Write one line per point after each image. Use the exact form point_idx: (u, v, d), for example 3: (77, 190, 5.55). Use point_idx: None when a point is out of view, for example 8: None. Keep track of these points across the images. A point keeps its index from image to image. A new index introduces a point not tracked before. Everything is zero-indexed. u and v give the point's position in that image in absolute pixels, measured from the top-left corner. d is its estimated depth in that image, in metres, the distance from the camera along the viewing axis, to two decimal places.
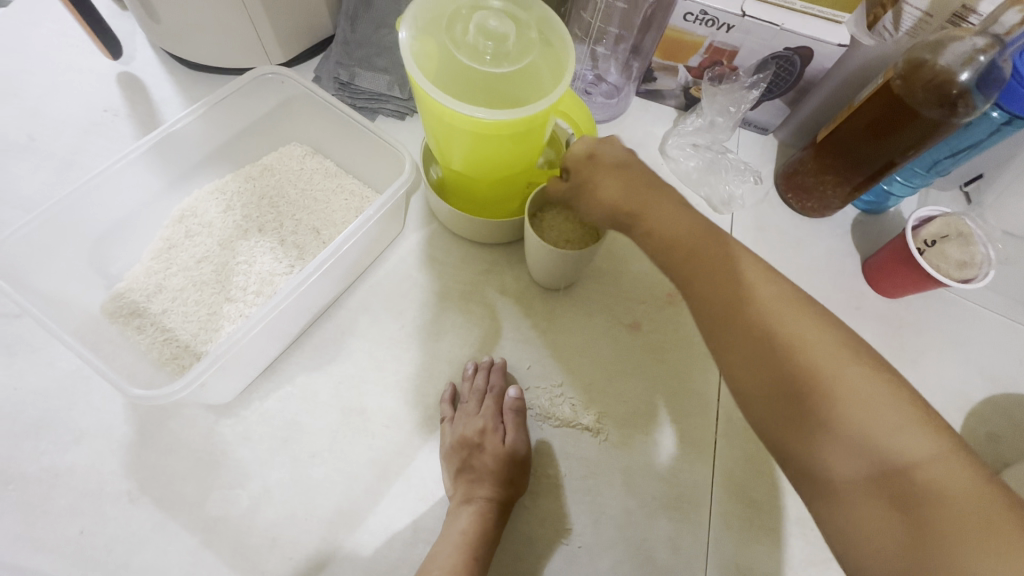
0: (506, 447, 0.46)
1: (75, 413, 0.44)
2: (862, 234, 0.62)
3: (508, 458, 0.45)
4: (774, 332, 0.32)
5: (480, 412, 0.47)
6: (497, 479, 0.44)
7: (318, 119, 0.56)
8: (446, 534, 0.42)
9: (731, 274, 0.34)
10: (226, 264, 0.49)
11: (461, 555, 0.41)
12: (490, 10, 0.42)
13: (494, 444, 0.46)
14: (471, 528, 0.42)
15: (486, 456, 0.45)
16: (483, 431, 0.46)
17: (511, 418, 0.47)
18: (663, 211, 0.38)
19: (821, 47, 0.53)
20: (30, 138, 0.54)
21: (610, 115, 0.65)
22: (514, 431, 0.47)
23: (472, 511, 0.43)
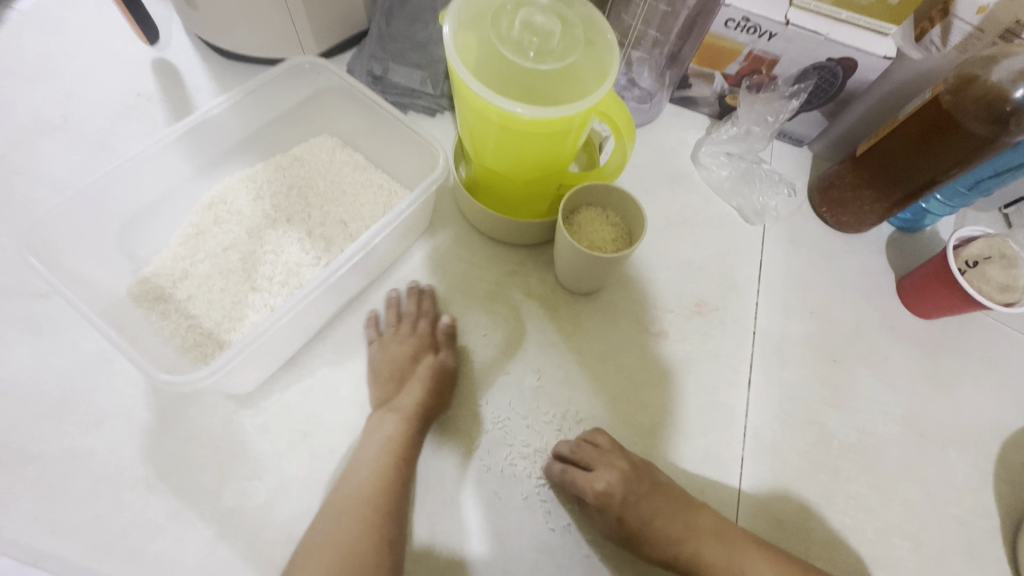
0: (437, 362, 0.47)
1: (96, 396, 0.44)
2: (897, 251, 0.61)
3: (437, 372, 0.46)
4: None
5: (396, 337, 0.48)
6: (420, 388, 0.45)
7: (351, 112, 0.56)
8: (367, 435, 0.43)
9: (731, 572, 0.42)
10: (253, 253, 0.49)
11: (374, 454, 0.42)
12: (535, 6, 0.41)
13: (426, 358, 0.47)
14: (389, 433, 0.43)
15: (414, 370, 0.46)
16: (383, 343, 0.48)
17: (443, 335, 0.48)
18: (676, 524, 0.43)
19: (865, 58, 0.52)
20: (64, 119, 0.55)
21: (643, 120, 0.64)
22: (446, 347, 0.48)
23: (396, 416, 0.44)
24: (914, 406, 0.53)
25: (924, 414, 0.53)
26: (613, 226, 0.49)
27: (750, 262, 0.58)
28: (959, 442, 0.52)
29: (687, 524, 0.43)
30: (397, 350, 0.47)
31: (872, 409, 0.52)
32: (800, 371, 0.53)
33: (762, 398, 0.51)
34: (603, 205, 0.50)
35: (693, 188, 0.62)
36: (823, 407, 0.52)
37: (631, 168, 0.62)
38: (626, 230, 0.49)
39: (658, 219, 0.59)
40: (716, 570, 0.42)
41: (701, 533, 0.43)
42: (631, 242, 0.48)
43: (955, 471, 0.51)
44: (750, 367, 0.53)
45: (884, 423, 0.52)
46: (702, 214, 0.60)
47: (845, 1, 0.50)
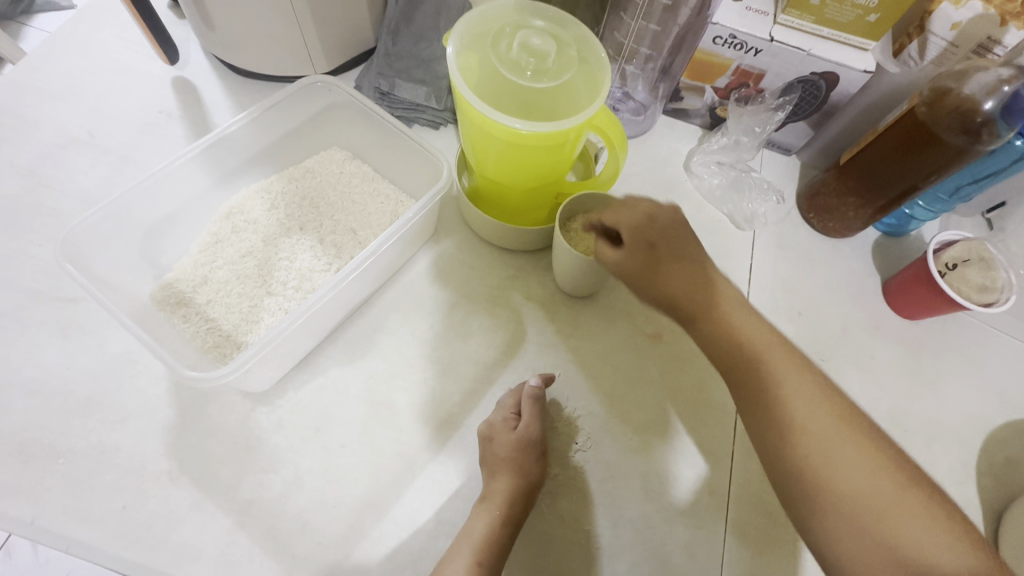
0: (516, 434, 0.46)
1: (121, 395, 0.47)
2: (882, 255, 0.63)
3: (518, 445, 0.45)
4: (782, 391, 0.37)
5: (528, 413, 0.47)
6: (509, 471, 0.44)
7: (359, 126, 0.59)
8: (460, 540, 0.42)
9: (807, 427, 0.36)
10: (269, 259, 0.51)
11: (467, 560, 0.41)
12: (532, 28, 0.44)
13: (505, 433, 0.46)
14: (481, 529, 0.42)
15: (497, 448, 0.46)
16: (492, 428, 0.47)
17: (528, 407, 0.47)
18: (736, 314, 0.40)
19: (846, 72, 0.55)
20: (90, 134, 0.58)
21: (637, 131, 0.67)
22: (526, 420, 0.47)
23: (486, 512, 0.43)
24: (899, 403, 0.55)
25: (909, 410, 0.55)
26: None
27: (741, 266, 0.61)
28: (943, 438, 0.54)
29: (693, 275, 0.40)
30: (505, 422, 0.47)
31: (858, 406, 0.55)
32: None
33: None
34: None
35: (685, 196, 0.64)
36: None
37: (626, 177, 0.65)
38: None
39: None
40: (717, 353, 0.40)
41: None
42: None
43: (939, 465, 0.53)
44: None
45: (870, 420, 0.54)
46: (694, 220, 0.63)
47: (826, 19, 0.53)
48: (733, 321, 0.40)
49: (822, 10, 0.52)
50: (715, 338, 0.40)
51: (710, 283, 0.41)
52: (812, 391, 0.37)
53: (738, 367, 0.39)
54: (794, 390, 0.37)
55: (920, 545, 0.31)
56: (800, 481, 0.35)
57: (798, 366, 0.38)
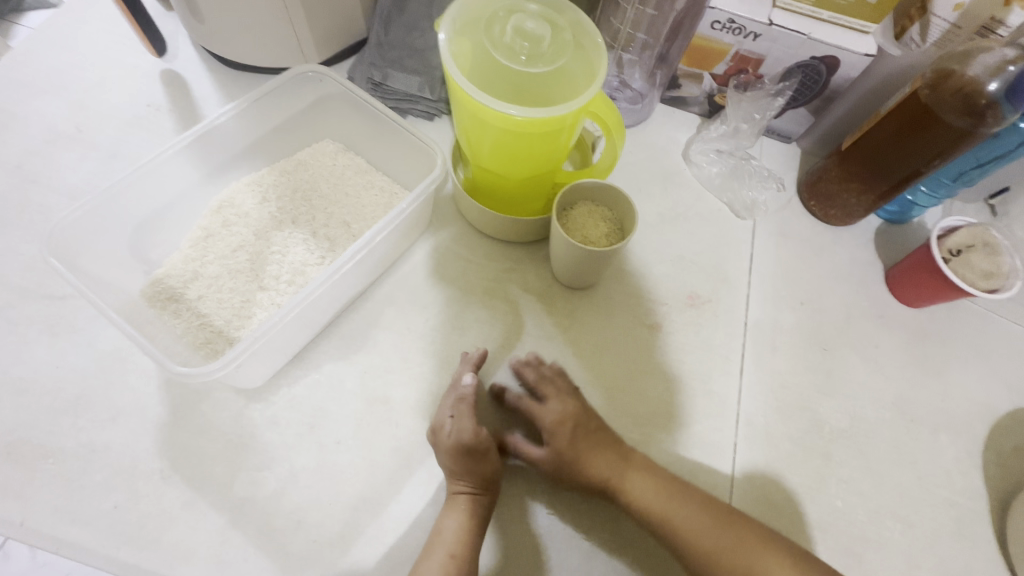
0: (453, 439, 0.44)
1: (112, 392, 0.46)
2: (885, 243, 0.62)
3: (456, 450, 0.43)
4: (710, 550, 0.42)
5: (461, 412, 0.45)
6: (462, 472, 0.43)
7: (352, 117, 0.58)
8: (433, 541, 0.41)
9: (656, 514, 0.43)
10: (260, 253, 0.50)
11: (442, 558, 0.40)
12: (525, 12, 0.43)
13: (447, 436, 0.44)
14: (455, 529, 0.42)
15: (444, 452, 0.44)
16: (438, 423, 0.45)
17: (458, 407, 0.45)
18: (643, 482, 0.44)
19: (847, 56, 0.54)
20: (76, 129, 0.57)
21: (634, 120, 0.66)
22: (462, 421, 0.44)
23: (456, 511, 0.42)
24: (904, 392, 0.55)
25: (914, 399, 0.54)
26: (606, 222, 0.51)
27: (742, 255, 0.60)
28: (949, 427, 0.53)
29: (618, 459, 0.45)
30: (443, 424, 0.45)
31: (862, 395, 0.54)
32: (791, 359, 0.55)
33: (754, 385, 0.53)
34: (597, 201, 0.52)
35: (684, 185, 0.63)
36: (814, 394, 0.53)
37: (624, 167, 0.64)
38: (620, 226, 0.51)
39: (650, 215, 0.61)
40: (641, 507, 0.44)
41: (631, 468, 0.45)
42: (624, 237, 0.50)
43: (945, 454, 0.52)
44: (742, 357, 0.54)
45: (874, 410, 0.53)
46: (694, 210, 0.62)
47: (826, 2, 0.52)
48: (650, 488, 0.44)
49: None
50: (640, 511, 0.44)
51: (627, 460, 0.45)
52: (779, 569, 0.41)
53: (666, 538, 0.43)
54: (750, 559, 0.41)
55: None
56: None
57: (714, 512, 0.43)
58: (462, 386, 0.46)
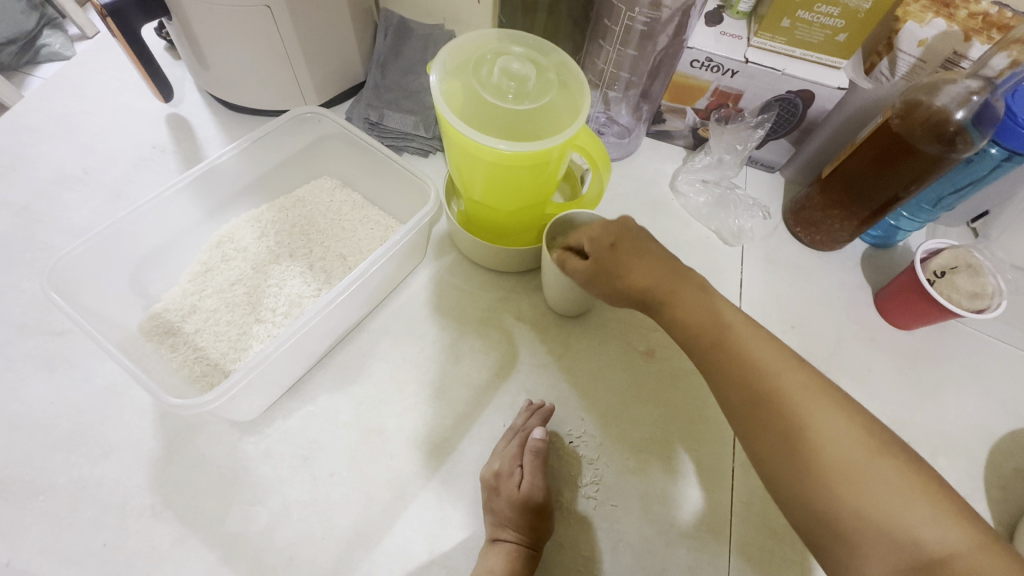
0: (520, 493, 0.43)
1: (106, 428, 0.46)
2: (871, 267, 0.63)
3: (522, 505, 0.43)
4: (777, 392, 0.34)
5: (529, 464, 0.45)
6: (517, 525, 0.42)
7: (349, 155, 0.60)
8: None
9: (707, 332, 0.38)
10: (258, 287, 0.52)
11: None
12: (512, 55, 0.46)
13: (509, 488, 0.44)
14: (499, 564, 0.41)
15: (502, 502, 0.43)
16: (498, 468, 0.45)
17: (530, 461, 0.45)
18: (690, 299, 0.39)
19: (820, 90, 0.56)
20: (84, 170, 0.59)
21: (621, 154, 0.69)
22: (531, 475, 0.44)
23: (502, 551, 0.41)
24: (899, 414, 0.55)
25: (910, 422, 0.54)
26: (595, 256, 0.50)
27: (731, 281, 0.61)
28: (947, 449, 0.53)
29: (659, 274, 0.40)
30: (511, 473, 0.44)
31: None
32: None
33: None
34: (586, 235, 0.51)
35: (672, 214, 0.65)
36: None
37: (613, 198, 0.66)
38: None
39: None
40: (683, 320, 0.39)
41: (681, 285, 0.40)
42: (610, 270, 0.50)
43: (945, 477, 0.52)
44: None
45: None
46: (682, 238, 0.63)
47: (796, 40, 0.55)
48: (701, 301, 0.39)
49: (791, 32, 0.54)
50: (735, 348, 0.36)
51: (677, 277, 0.40)
52: (840, 433, 0.32)
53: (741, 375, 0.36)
54: (761, 351, 0.36)
55: (890, 497, 0.30)
56: (807, 459, 0.32)
57: (802, 384, 0.34)
58: (533, 439, 0.46)
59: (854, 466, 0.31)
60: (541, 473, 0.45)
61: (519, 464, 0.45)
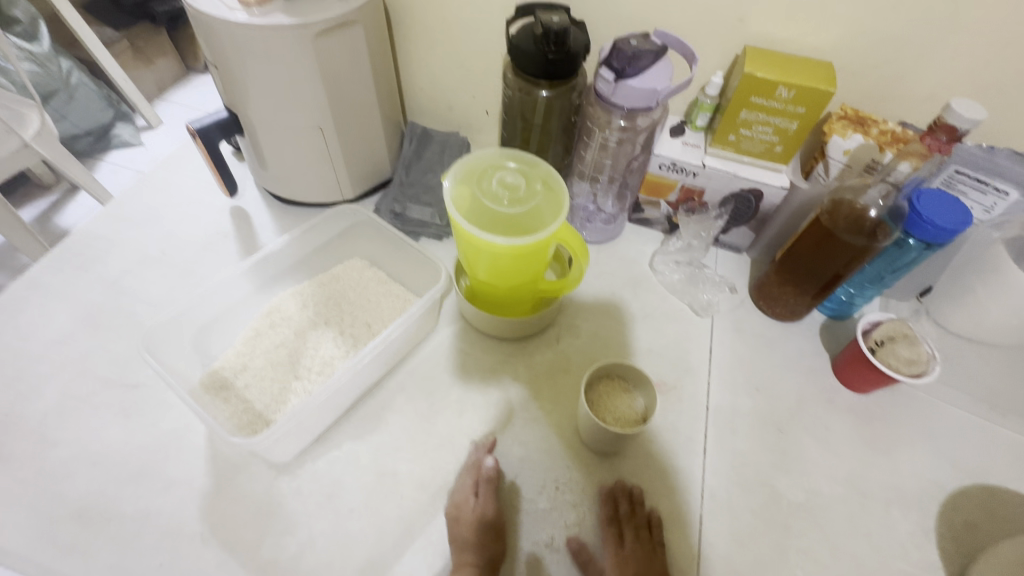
0: (474, 515, 0.52)
1: (167, 465, 0.55)
2: (830, 336, 0.72)
3: (478, 524, 0.51)
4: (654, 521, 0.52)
5: (481, 494, 0.53)
6: (474, 544, 0.50)
7: (378, 240, 0.73)
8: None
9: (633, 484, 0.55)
10: (298, 349, 0.62)
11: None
12: (508, 170, 0.59)
13: (466, 513, 0.52)
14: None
15: (461, 527, 0.51)
16: (459, 498, 0.54)
17: (483, 487, 0.54)
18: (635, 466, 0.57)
19: (767, 188, 0.68)
20: (162, 252, 0.72)
21: (606, 237, 0.80)
22: (483, 500, 0.53)
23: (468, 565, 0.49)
24: (856, 469, 0.61)
25: (866, 477, 0.60)
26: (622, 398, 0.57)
27: (702, 347, 0.70)
28: (901, 502, 0.59)
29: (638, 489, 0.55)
30: (467, 500, 0.53)
31: (817, 473, 0.60)
32: (750, 438, 0.62)
33: (717, 462, 0.60)
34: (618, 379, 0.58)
35: (651, 288, 0.75)
36: (773, 471, 0.60)
37: (599, 274, 0.76)
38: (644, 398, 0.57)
39: (622, 315, 0.72)
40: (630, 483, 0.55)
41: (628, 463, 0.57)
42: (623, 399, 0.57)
43: (900, 528, 0.57)
44: (706, 436, 0.61)
45: (828, 486, 0.59)
46: (659, 309, 0.73)
47: (743, 150, 0.67)
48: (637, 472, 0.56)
49: (738, 144, 0.67)
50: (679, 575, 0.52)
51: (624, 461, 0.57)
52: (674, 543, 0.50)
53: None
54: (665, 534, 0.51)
55: None
56: None
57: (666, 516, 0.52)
58: (485, 467, 0.55)
59: None
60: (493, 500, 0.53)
61: (476, 493, 0.54)
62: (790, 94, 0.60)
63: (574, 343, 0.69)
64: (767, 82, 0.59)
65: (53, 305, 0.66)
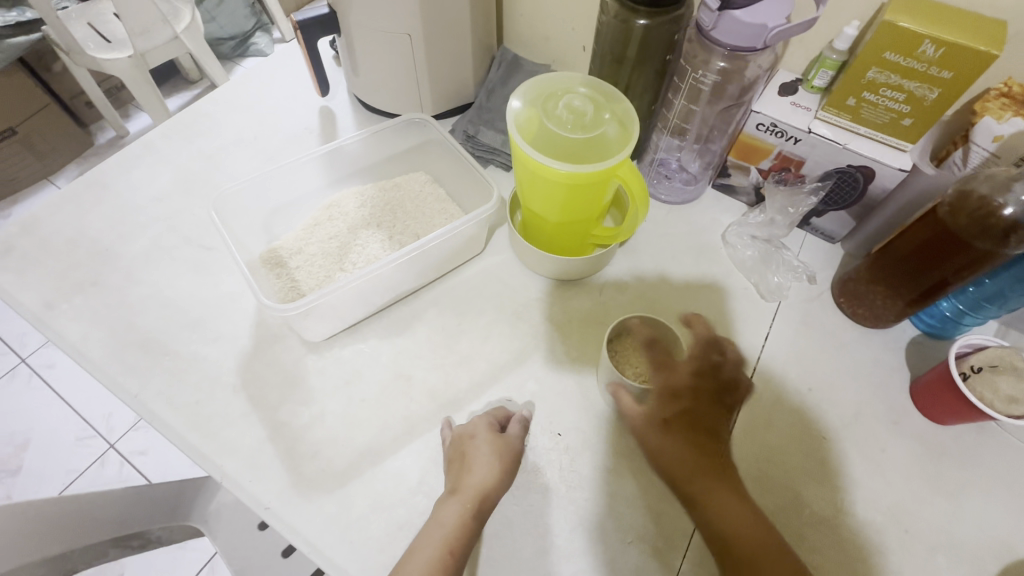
0: (485, 472, 0.48)
1: (220, 320, 0.61)
2: (916, 354, 0.62)
3: (485, 485, 0.47)
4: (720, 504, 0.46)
5: (463, 492, 0.47)
6: (471, 500, 0.46)
7: (444, 158, 0.73)
8: (433, 525, 0.45)
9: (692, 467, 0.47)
10: (349, 244, 0.65)
11: (439, 546, 0.44)
12: (579, 95, 0.55)
13: (479, 466, 0.48)
14: (452, 522, 0.45)
15: (468, 479, 0.48)
16: (471, 434, 0.51)
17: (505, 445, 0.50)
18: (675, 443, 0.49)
19: (881, 168, 0.58)
20: (255, 137, 0.78)
21: (683, 199, 0.74)
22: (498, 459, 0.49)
23: (459, 507, 0.46)
24: (904, 501, 0.53)
25: (915, 513, 0.53)
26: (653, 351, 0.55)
27: (758, 333, 0.63)
28: (950, 549, 0.51)
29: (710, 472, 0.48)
30: (475, 450, 0.49)
31: (854, 493, 0.54)
32: (785, 438, 0.56)
33: (740, 452, 0.55)
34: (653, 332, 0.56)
35: (716, 260, 0.69)
36: (802, 478, 0.54)
37: (664, 235, 0.71)
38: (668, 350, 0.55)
39: (677, 282, 0.67)
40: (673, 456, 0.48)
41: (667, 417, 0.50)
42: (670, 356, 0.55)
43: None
44: (734, 422, 0.57)
45: (864, 510, 0.53)
46: (719, 284, 0.67)
47: (862, 119, 0.57)
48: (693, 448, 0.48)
49: (858, 110, 0.57)
50: (721, 526, 0.45)
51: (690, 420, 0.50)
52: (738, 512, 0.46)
53: (732, 553, 0.44)
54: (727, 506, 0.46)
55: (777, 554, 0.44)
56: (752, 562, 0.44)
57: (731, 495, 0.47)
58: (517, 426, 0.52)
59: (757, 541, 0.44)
60: (488, 498, 0.47)
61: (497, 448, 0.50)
62: (936, 53, 0.49)
63: (618, 299, 0.66)
64: (910, 35, 0.49)
65: (158, 166, 0.74)
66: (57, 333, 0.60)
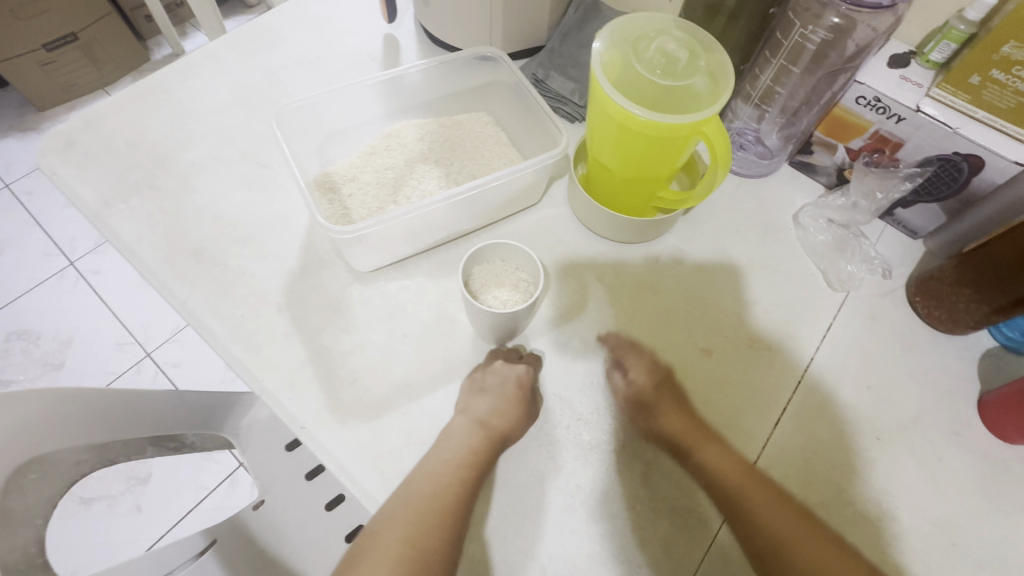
0: (503, 430, 0.50)
1: (271, 238, 0.60)
2: (991, 366, 0.57)
3: (494, 439, 0.50)
4: (743, 487, 0.48)
5: (469, 442, 0.50)
6: (481, 448, 0.49)
7: (509, 100, 0.70)
8: (438, 459, 0.49)
9: (686, 441, 0.51)
10: (404, 177, 0.63)
11: (443, 480, 0.47)
12: (672, 37, 0.51)
13: (498, 421, 0.50)
14: (460, 464, 0.49)
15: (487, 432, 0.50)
16: (490, 375, 0.53)
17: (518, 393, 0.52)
18: (679, 423, 0.52)
19: (993, 159, 0.52)
20: (317, 58, 0.76)
21: (757, 173, 0.69)
22: (511, 414, 0.51)
23: (470, 450, 0.49)
24: (956, 515, 0.51)
25: (965, 528, 0.50)
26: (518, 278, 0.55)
27: (820, 323, 0.60)
28: (999, 569, 0.49)
29: (693, 439, 0.51)
30: (495, 407, 0.51)
31: (901, 499, 0.51)
32: (835, 433, 0.54)
33: (786, 440, 0.54)
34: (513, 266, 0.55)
35: (784, 242, 0.65)
36: (847, 475, 0.52)
37: (731, 209, 0.67)
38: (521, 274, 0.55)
39: (740, 259, 0.64)
40: (662, 434, 0.51)
41: (663, 411, 0.53)
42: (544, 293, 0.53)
43: None
44: (784, 410, 0.55)
45: (911, 519, 0.51)
46: (785, 266, 0.63)
47: (982, 101, 0.51)
48: (722, 455, 0.50)
49: (979, 91, 0.50)
50: (672, 437, 0.51)
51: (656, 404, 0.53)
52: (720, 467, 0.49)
53: (682, 450, 0.51)
54: (715, 456, 0.50)
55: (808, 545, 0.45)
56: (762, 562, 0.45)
57: (738, 467, 0.49)
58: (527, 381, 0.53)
59: (746, 502, 0.47)
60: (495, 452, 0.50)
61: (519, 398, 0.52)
62: None
63: (674, 268, 0.63)
64: None
65: (218, 77, 0.72)
66: (112, 230, 0.60)
